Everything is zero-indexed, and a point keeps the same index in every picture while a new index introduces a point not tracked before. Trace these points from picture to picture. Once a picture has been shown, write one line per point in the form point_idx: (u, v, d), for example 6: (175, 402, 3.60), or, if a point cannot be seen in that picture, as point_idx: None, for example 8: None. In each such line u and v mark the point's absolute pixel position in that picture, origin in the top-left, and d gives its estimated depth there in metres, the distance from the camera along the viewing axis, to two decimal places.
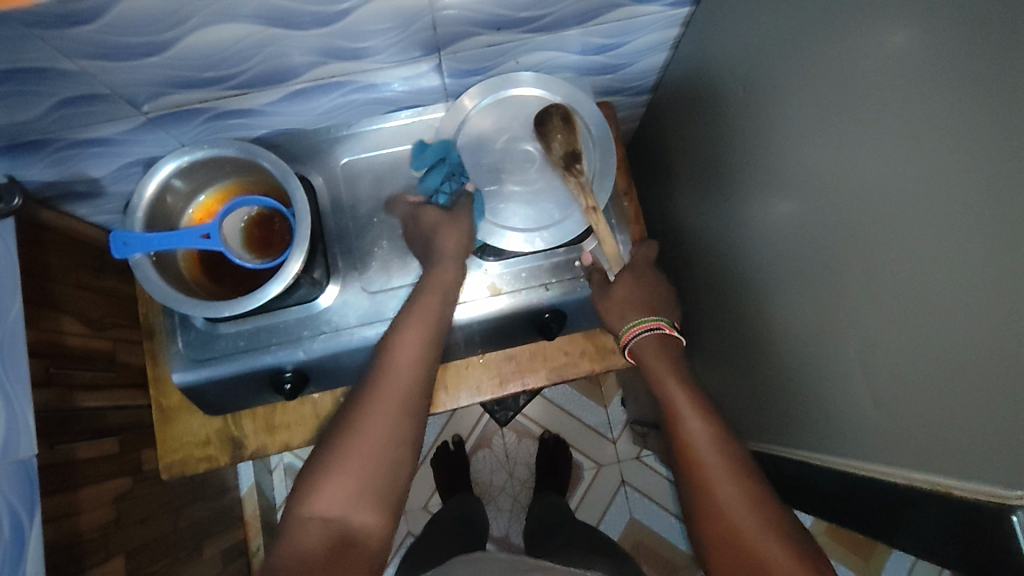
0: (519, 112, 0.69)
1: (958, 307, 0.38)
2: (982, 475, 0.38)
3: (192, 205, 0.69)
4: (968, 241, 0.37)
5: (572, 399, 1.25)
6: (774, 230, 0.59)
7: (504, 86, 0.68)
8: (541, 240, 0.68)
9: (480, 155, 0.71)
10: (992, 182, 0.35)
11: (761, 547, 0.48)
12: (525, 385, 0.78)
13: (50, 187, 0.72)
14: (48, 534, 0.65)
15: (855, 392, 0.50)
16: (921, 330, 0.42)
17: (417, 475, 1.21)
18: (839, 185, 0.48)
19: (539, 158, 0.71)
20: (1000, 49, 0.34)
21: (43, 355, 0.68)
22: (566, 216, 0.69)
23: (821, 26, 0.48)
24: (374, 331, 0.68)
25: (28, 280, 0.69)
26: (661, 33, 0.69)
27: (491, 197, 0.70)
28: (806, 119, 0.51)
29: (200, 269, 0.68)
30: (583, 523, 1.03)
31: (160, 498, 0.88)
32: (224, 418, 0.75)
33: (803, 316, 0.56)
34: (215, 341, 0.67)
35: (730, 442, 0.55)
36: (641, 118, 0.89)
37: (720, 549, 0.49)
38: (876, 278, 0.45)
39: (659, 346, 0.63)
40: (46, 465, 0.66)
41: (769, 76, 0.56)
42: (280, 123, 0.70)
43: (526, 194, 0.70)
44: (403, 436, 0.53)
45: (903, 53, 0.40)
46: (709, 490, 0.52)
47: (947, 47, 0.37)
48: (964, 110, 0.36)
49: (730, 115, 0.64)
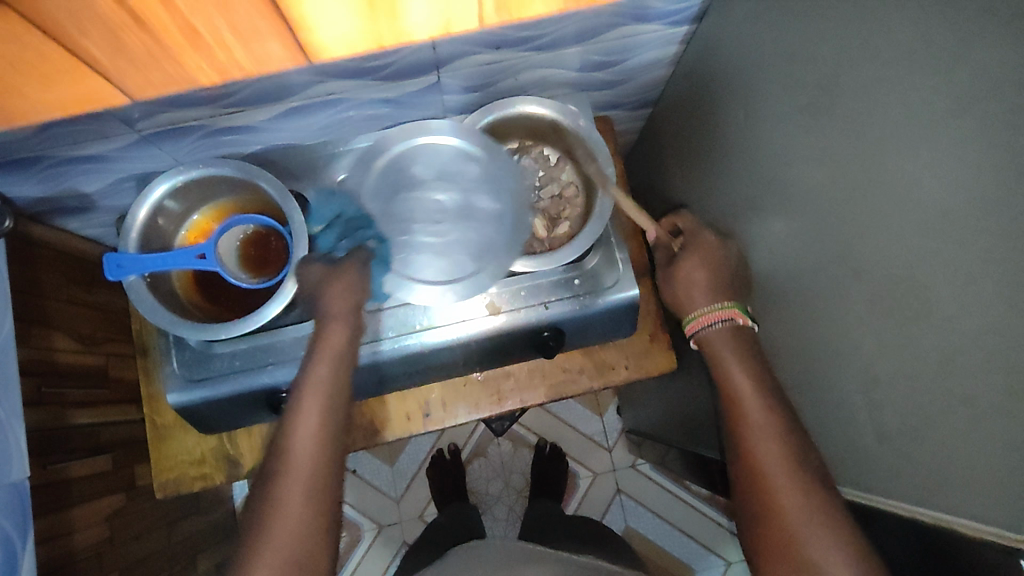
0: (434, 160, 0.67)
1: (958, 344, 0.38)
2: (988, 510, 0.38)
3: (185, 225, 0.67)
4: (971, 278, 0.37)
5: (567, 408, 1.24)
6: (769, 253, 0.59)
7: (413, 133, 0.66)
8: (453, 292, 0.63)
9: (395, 203, 0.68)
10: (995, 221, 0.35)
11: (799, 541, 0.51)
12: (523, 402, 0.78)
13: (41, 203, 0.70)
14: (41, 556, 0.63)
15: (856, 420, 0.50)
16: (920, 364, 0.42)
17: (413, 484, 1.20)
18: (832, 212, 0.48)
19: (455, 209, 0.67)
20: (1000, 89, 0.34)
21: (34, 374, 0.67)
22: (480, 267, 0.65)
23: (816, 55, 0.48)
24: (371, 351, 0.67)
25: (20, 297, 0.67)
26: (660, 50, 0.68)
27: (403, 248, 0.66)
28: (801, 148, 0.51)
29: (195, 288, 0.67)
30: (581, 520, 1.05)
31: (152, 513, 0.87)
32: (219, 436, 0.74)
33: (801, 340, 0.56)
34: (210, 362, 0.66)
35: (790, 432, 0.55)
36: (637, 131, 0.89)
37: (765, 534, 0.53)
38: (874, 308, 0.45)
39: (726, 336, 0.61)
40: (37, 486, 0.65)
41: (762, 97, 0.55)
42: (276, 138, 0.69)
43: (439, 245, 0.66)
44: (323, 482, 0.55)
45: (901, 89, 0.40)
46: (762, 480, 0.54)
47: (945, 84, 0.37)
48: (962, 149, 0.36)
49: (720, 134, 0.63)
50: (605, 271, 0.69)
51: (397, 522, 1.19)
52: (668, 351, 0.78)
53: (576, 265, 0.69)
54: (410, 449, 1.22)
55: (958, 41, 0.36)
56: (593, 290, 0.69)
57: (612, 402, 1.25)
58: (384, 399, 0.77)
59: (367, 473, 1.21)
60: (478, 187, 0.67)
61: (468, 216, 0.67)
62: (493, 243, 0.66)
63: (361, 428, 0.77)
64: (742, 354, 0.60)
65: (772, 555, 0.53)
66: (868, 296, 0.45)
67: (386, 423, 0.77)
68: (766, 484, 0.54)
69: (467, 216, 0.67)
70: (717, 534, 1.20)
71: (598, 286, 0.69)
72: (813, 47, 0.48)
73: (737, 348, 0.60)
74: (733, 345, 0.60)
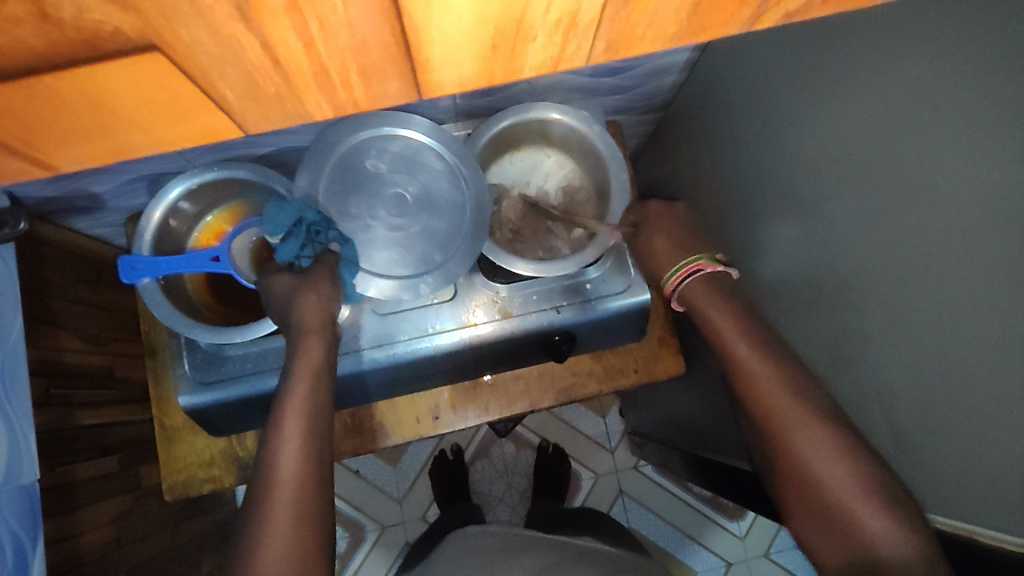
0: (388, 150, 0.64)
1: (980, 366, 0.38)
2: None
3: (198, 227, 0.67)
4: (988, 300, 0.36)
5: (571, 410, 1.25)
6: (778, 264, 0.58)
7: (364, 123, 0.63)
8: (425, 286, 0.64)
9: (348, 195, 0.64)
10: (1005, 230, 0.35)
11: (844, 496, 0.45)
12: (532, 406, 0.78)
13: (49, 204, 0.69)
14: (51, 557, 0.63)
15: (870, 428, 0.50)
16: (944, 381, 0.41)
17: (415, 484, 1.21)
18: (842, 220, 0.47)
19: (412, 200, 0.65)
20: (1017, 114, 0.33)
21: (44, 376, 0.66)
22: (447, 257, 0.64)
23: (824, 67, 0.47)
24: (383, 354, 0.67)
25: (30, 297, 0.67)
26: (673, 57, 0.66)
27: (360, 242, 0.64)
28: (813, 162, 0.50)
29: (207, 291, 0.67)
30: (582, 510, 1.05)
31: (158, 514, 0.86)
32: (227, 439, 0.74)
33: (808, 347, 0.56)
34: (222, 365, 0.66)
35: (796, 381, 0.50)
36: (645, 135, 0.89)
37: (805, 495, 0.47)
38: (886, 323, 0.45)
39: (706, 288, 0.56)
40: (47, 488, 0.64)
41: (767, 103, 0.55)
42: (287, 140, 0.67)
43: (400, 237, 0.65)
44: (322, 432, 0.53)
45: (919, 105, 0.39)
46: (783, 437, 0.48)
47: (959, 103, 0.36)
48: (969, 162, 0.36)
49: (731, 140, 0.64)
50: (616, 276, 0.69)
51: (399, 522, 1.19)
52: (677, 355, 0.79)
53: (588, 271, 0.69)
54: (412, 450, 1.22)
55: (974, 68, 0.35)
56: (605, 294, 0.69)
57: (614, 404, 1.26)
58: (393, 401, 0.77)
59: (369, 472, 1.21)
60: (436, 177, 0.65)
61: (427, 207, 0.65)
62: (462, 234, 0.65)
63: (371, 429, 0.77)
64: (727, 304, 0.55)
65: (819, 518, 0.46)
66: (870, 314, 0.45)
67: (395, 425, 0.77)
68: (789, 442, 0.48)
69: (433, 206, 0.65)
70: (717, 536, 1.21)
71: (610, 291, 0.69)
72: (828, 59, 0.47)
73: (725, 298, 0.55)
74: (718, 295, 0.56)
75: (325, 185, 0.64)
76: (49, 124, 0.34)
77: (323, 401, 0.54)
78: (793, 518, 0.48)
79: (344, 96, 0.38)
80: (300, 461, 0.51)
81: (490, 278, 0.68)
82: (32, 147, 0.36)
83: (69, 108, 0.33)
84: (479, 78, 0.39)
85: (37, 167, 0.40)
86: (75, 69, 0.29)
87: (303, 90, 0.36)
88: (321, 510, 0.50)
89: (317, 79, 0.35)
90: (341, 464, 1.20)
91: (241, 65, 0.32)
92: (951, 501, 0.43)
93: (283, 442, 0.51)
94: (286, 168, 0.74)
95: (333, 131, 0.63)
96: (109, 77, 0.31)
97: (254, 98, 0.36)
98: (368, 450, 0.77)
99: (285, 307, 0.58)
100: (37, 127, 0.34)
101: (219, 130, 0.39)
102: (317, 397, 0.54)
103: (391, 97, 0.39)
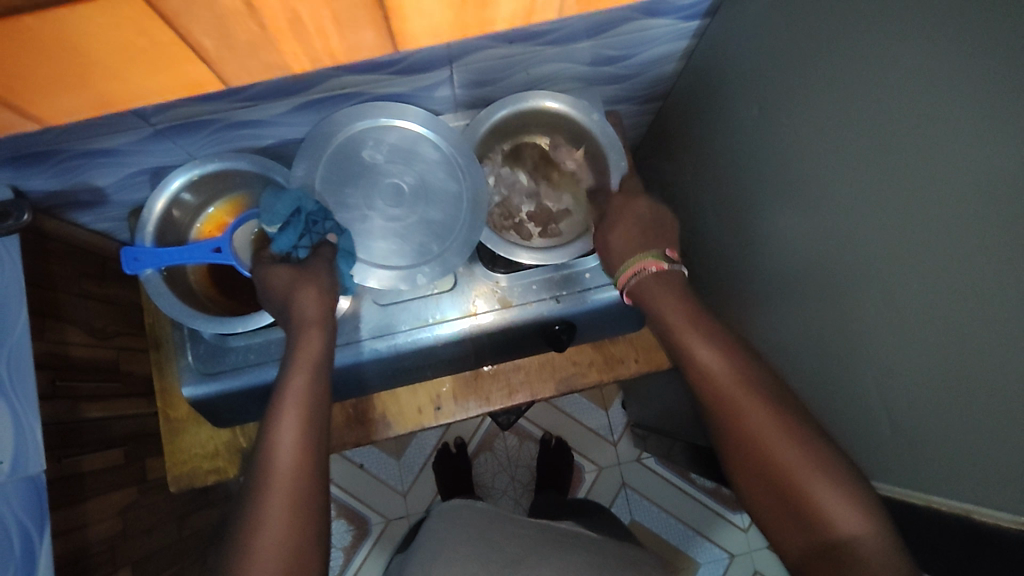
0: (385, 141, 0.64)
1: (958, 356, 0.37)
2: (989, 498, 0.37)
3: (201, 218, 0.68)
4: (964, 282, 0.36)
5: (572, 403, 1.25)
6: (770, 250, 0.57)
7: (359, 114, 0.63)
8: (422, 276, 0.64)
9: (343, 185, 0.65)
10: (981, 201, 0.34)
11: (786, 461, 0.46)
12: (533, 396, 0.78)
13: (54, 198, 0.69)
14: (58, 547, 0.63)
15: (856, 410, 0.48)
16: (922, 368, 0.40)
17: (419, 477, 1.21)
18: (828, 201, 0.47)
19: (409, 191, 0.65)
20: (1003, 89, 0.32)
21: (49, 367, 0.67)
22: (444, 248, 0.65)
23: (815, 48, 0.46)
24: (384, 345, 0.68)
25: (34, 289, 0.67)
26: (670, 45, 0.66)
27: (357, 233, 0.64)
28: (801, 143, 0.50)
29: (208, 281, 0.68)
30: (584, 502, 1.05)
31: (163, 506, 0.87)
32: (231, 430, 0.75)
33: (795, 327, 0.55)
34: (225, 355, 0.66)
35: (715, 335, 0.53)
36: (643, 127, 0.88)
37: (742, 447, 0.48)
38: (871, 311, 0.44)
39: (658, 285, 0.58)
40: (52, 479, 0.64)
41: (761, 84, 0.54)
42: (286, 133, 0.67)
43: (399, 227, 0.65)
44: (315, 429, 0.53)
45: (903, 92, 0.38)
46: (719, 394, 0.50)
47: (943, 72, 0.35)
48: (952, 133, 0.35)
49: (723, 124, 0.63)
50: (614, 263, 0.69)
51: (404, 515, 1.20)
52: None
53: (588, 259, 0.69)
54: (415, 443, 1.23)
55: (966, 48, 0.34)
56: (604, 280, 0.69)
57: (617, 397, 1.26)
58: (395, 392, 0.77)
59: (373, 466, 1.21)
60: (432, 167, 0.65)
61: (424, 198, 0.66)
62: (459, 224, 0.65)
63: (373, 420, 0.77)
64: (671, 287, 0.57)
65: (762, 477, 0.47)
66: (865, 297, 0.44)
67: (398, 416, 0.77)
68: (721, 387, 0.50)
69: (431, 197, 0.66)
70: (722, 528, 1.21)
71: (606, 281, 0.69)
72: (822, 45, 0.45)
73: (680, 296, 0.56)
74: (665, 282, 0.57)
75: (322, 176, 0.64)
76: (36, 71, 0.39)
77: (321, 395, 0.55)
78: (752, 505, 0.49)
79: (319, 45, 0.44)
80: (299, 452, 0.51)
81: (489, 268, 0.69)
82: (21, 98, 0.42)
83: (56, 55, 0.37)
84: (452, 25, 0.46)
85: (27, 110, 0.44)
86: (56, 10, 0.33)
87: (279, 37, 0.41)
88: (316, 502, 0.50)
89: (292, 25, 0.40)
90: (344, 456, 1.21)
91: (215, 9, 0.37)
92: (925, 479, 0.43)
93: (279, 435, 0.51)
94: (286, 158, 0.74)
95: (328, 123, 0.63)
96: (96, 18, 0.35)
97: (229, 46, 0.41)
98: (369, 441, 0.76)
99: (284, 301, 0.57)
100: (24, 74, 0.39)
101: (200, 80, 0.45)
102: (317, 389, 0.54)
103: (368, 45, 0.46)
